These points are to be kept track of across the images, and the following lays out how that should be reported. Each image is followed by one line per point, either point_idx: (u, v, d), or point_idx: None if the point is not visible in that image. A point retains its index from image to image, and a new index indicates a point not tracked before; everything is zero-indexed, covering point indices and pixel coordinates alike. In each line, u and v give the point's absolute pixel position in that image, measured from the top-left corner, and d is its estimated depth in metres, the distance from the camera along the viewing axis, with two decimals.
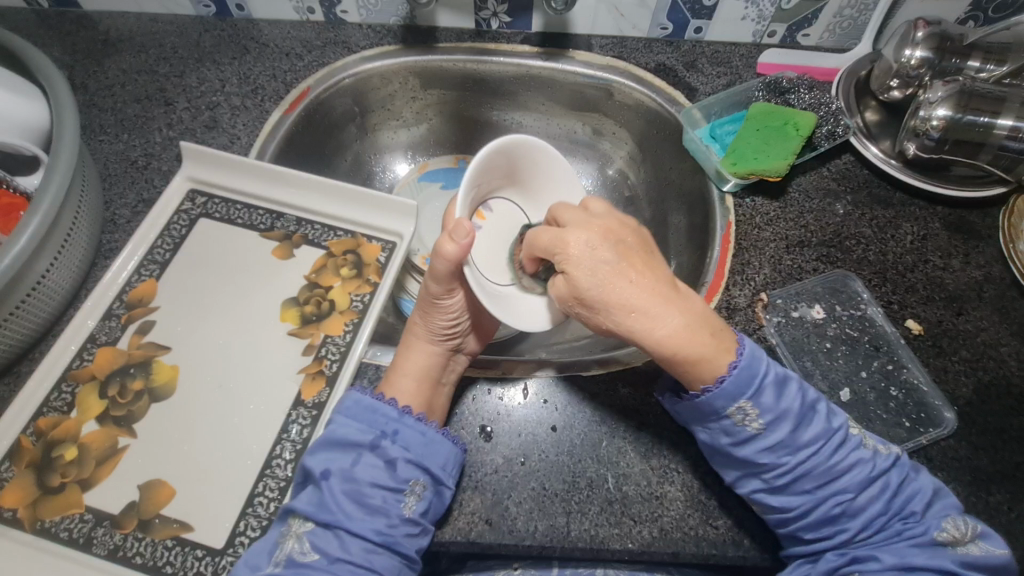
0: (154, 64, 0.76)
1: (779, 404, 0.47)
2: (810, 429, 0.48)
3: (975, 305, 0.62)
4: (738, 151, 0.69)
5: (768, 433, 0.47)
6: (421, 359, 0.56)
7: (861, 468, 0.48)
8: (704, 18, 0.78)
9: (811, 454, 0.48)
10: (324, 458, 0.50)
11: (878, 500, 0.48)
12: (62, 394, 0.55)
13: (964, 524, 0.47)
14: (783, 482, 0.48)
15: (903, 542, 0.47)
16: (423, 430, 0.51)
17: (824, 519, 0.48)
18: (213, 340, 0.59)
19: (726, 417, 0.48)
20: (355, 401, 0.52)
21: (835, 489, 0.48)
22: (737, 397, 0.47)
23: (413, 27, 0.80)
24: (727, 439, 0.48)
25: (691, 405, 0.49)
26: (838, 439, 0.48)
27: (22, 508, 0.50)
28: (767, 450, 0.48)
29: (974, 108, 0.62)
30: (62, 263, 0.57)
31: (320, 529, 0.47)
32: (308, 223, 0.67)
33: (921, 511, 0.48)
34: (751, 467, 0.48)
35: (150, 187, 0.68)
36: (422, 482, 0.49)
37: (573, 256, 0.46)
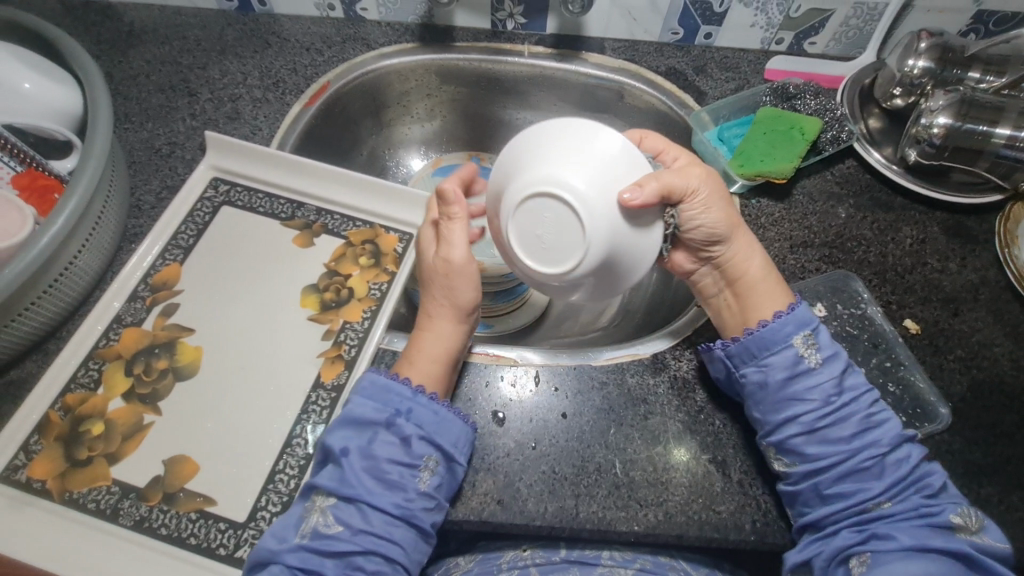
0: (177, 56, 0.78)
1: (832, 346, 0.54)
2: (852, 378, 0.54)
3: (970, 306, 0.65)
4: (746, 154, 0.71)
5: (823, 368, 0.53)
6: (449, 341, 0.56)
7: (892, 425, 0.52)
8: (714, 24, 0.80)
9: (853, 399, 0.52)
10: (342, 436, 0.51)
11: (903, 466, 0.51)
12: (89, 371, 0.57)
13: (972, 515, 0.49)
14: (825, 424, 0.52)
15: (917, 518, 0.49)
16: (435, 409, 0.52)
17: (852, 472, 0.51)
18: (236, 323, 0.61)
19: (791, 347, 0.54)
20: (371, 381, 0.53)
21: (871, 442, 0.51)
22: (802, 330, 0.54)
23: (430, 25, 0.82)
24: (784, 372, 0.53)
25: (755, 337, 0.54)
26: (875, 398, 0.53)
27: (51, 479, 0.52)
28: (817, 389, 0.52)
29: (973, 117, 0.65)
30: (92, 246, 0.59)
31: (343, 504, 0.49)
32: (328, 213, 0.69)
33: (937, 487, 0.50)
34: (800, 405, 0.52)
35: (174, 175, 0.70)
36: (435, 457, 0.51)
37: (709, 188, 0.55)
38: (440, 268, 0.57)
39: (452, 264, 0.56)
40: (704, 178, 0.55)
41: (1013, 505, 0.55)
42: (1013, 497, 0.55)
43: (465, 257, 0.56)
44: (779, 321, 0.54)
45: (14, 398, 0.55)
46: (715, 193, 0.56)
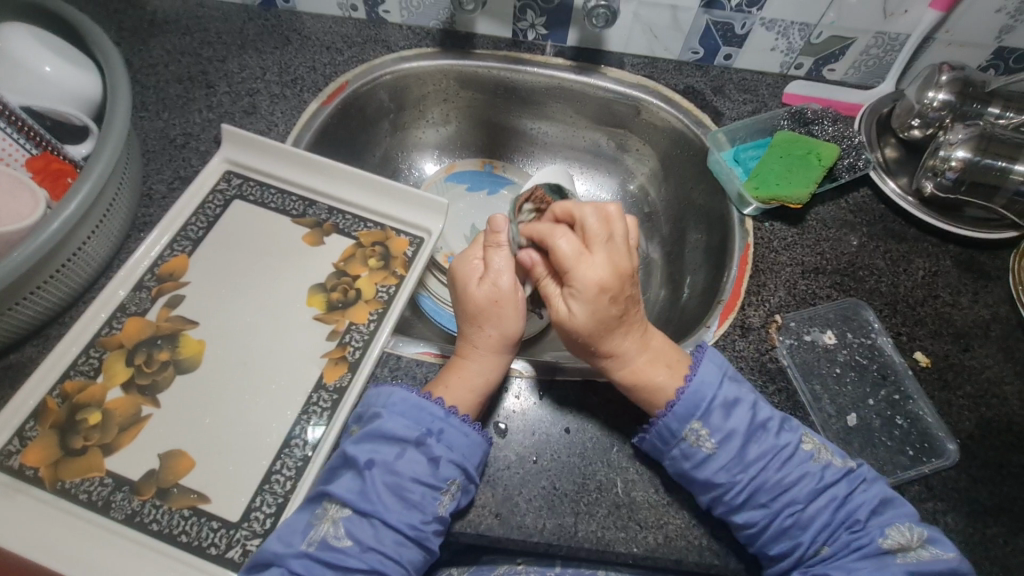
0: (197, 48, 0.78)
1: (725, 426, 0.51)
2: (758, 446, 0.51)
3: (981, 342, 0.64)
4: (761, 176, 0.71)
5: (719, 453, 0.51)
6: (490, 368, 0.55)
7: (809, 479, 0.51)
8: (735, 45, 0.80)
9: (761, 468, 0.51)
10: (368, 447, 0.50)
11: (829, 510, 0.50)
12: (90, 359, 0.56)
13: (910, 531, 0.49)
14: (739, 504, 0.50)
15: (851, 555, 0.49)
16: (467, 431, 0.50)
17: (780, 533, 0.50)
18: (241, 319, 0.61)
19: (682, 440, 0.51)
20: (403, 398, 0.52)
21: (789, 501, 0.50)
22: (689, 420, 0.51)
23: (451, 31, 0.83)
24: (686, 465, 0.51)
25: (653, 433, 0.52)
26: (789, 452, 0.51)
27: (44, 467, 0.51)
28: (722, 472, 0.50)
29: (992, 152, 0.66)
30: (101, 232, 0.59)
31: (356, 516, 0.48)
32: (340, 212, 0.68)
33: (864, 519, 0.50)
34: (711, 488, 0.50)
35: (187, 166, 0.69)
36: (458, 482, 0.49)
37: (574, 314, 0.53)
38: (490, 297, 0.57)
39: (504, 288, 0.57)
40: (578, 299, 0.52)
41: (1019, 547, 0.53)
42: (1019, 539, 0.54)
43: (511, 286, 0.57)
44: (662, 418, 0.52)
45: (12, 383, 0.54)
46: (585, 313, 0.52)
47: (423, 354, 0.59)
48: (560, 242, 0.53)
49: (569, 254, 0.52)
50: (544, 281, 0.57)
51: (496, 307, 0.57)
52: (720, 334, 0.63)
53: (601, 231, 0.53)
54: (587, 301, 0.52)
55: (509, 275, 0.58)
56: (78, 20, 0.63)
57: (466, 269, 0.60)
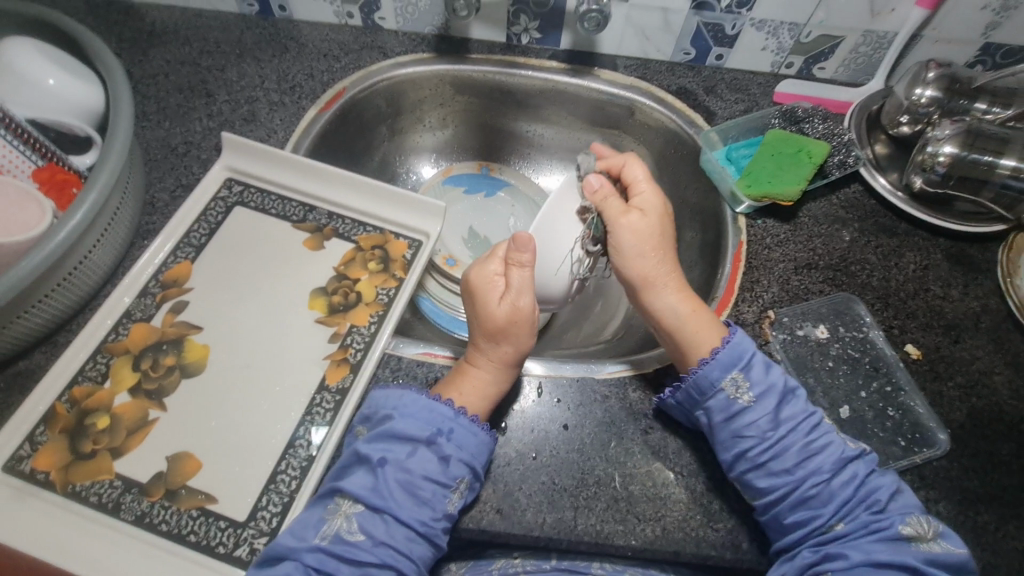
0: (196, 57, 0.80)
1: (765, 381, 0.54)
2: (790, 408, 0.53)
3: (971, 334, 0.65)
4: (754, 174, 0.72)
5: (755, 407, 0.53)
6: (498, 384, 0.56)
7: (833, 449, 0.52)
8: (726, 46, 0.82)
9: (790, 430, 0.52)
10: (380, 446, 0.51)
11: (850, 486, 0.51)
12: (97, 365, 0.57)
13: (926, 522, 0.50)
14: (766, 459, 0.52)
15: (867, 535, 0.49)
16: (475, 431, 0.52)
17: (799, 502, 0.51)
18: (244, 323, 0.62)
19: (720, 391, 0.54)
20: (414, 399, 0.53)
21: (814, 471, 0.51)
22: (730, 370, 0.54)
23: (447, 37, 0.84)
24: (720, 416, 0.53)
25: (692, 382, 0.54)
26: (815, 421, 0.53)
27: (54, 471, 0.52)
28: (755, 427, 0.52)
29: (979, 147, 0.66)
30: (106, 241, 0.60)
31: (368, 512, 0.49)
32: (340, 217, 0.70)
33: (885, 502, 0.50)
34: (741, 443, 0.52)
35: (189, 174, 0.71)
36: (467, 480, 0.50)
37: (648, 219, 0.60)
38: (508, 316, 0.57)
39: (521, 309, 0.56)
40: (652, 207, 0.61)
41: (1010, 533, 0.55)
42: (1010, 525, 0.55)
43: (529, 306, 0.57)
44: (705, 365, 0.54)
45: (21, 389, 0.56)
46: (654, 221, 0.60)
47: (424, 354, 0.60)
48: (630, 171, 0.64)
49: (641, 179, 0.63)
50: (611, 197, 0.60)
51: (512, 325, 0.57)
52: None
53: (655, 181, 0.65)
54: (655, 210, 0.61)
55: (528, 295, 0.57)
56: (83, 36, 0.64)
57: (484, 285, 0.59)
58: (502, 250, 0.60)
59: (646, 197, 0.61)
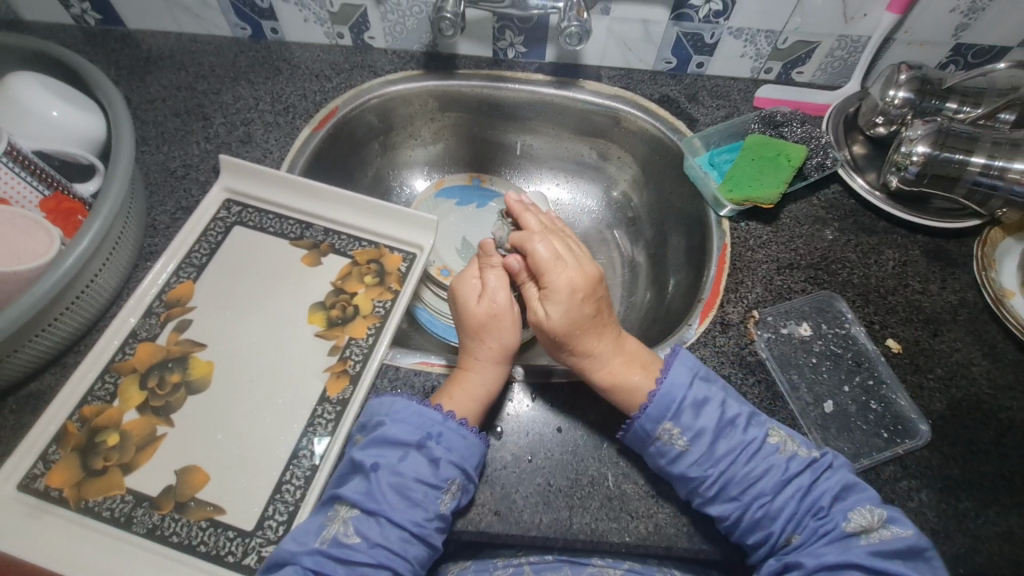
0: (192, 82, 0.82)
1: (695, 424, 0.56)
2: (727, 442, 0.56)
3: (950, 327, 0.67)
4: (735, 179, 0.74)
5: (691, 449, 0.55)
6: (488, 377, 0.58)
7: (774, 472, 0.55)
8: (706, 54, 0.84)
9: (729, 462, 0.55)
10: (373, 452, 0.53)
11: (795, 500, 0.54)
12: (105, 384, 0.59)
13: (870, 513, 0.53)
14: (712, 495, 0.54)
15: (819, 540, 0.54)
16: (464, 434, 0.54)
17: (753, 523, 0.53)
18: (246, 340, 0.64)
19: (656, 439, 0.55)
20: (404, 406, 0.55)
21: (757, 494, 0.54)
22: (661, 420, 0.55)
23: (434, 54, 0.86)
24: (662, 461, 0.55)
25: (630, 434, 0.56)
26: (755, 447, 0.55)
27: (68, 488, 0.54)
28: (695, 467, 0.54)
29: (950, 146, 0.68)
30: (111, 264, 0.62)
31: (363, 516, 0.51)
32: (336, 233, 0.72)
33: (829, 505, 0.53)
34: (688, 483, 0.54)
35: (188, 196, 0.73)
36: (457, 482, 0.52)
37: (550, 306, 0.61)
38: (488, 312, 0.63)
39: (500, 304, 0.63)
40: (554, 290, 0.61)
41: (990, 518, 0.57)
42: (990, 511, 0.57)
43: (507, 300, 0.63)
44: (636, 420, 0.56)
45: (33, 410, 0.58)
46: (558, 304, 0.60)
47: (421, 363, 0.63)
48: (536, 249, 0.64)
49: (543, 260, 0.62)
50: (524, 286, 0.64)
51: (494, 320, 0.62)
52: (701, 332, 0.66)
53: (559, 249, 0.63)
54: (555, 297, 0.60)
55: (505, 290, 0.64)
56: (82, 67, 0.67)
57: (466, 286, 0.65)
58: (476, 259, 0.68)
59: (550, 279, 0.62)
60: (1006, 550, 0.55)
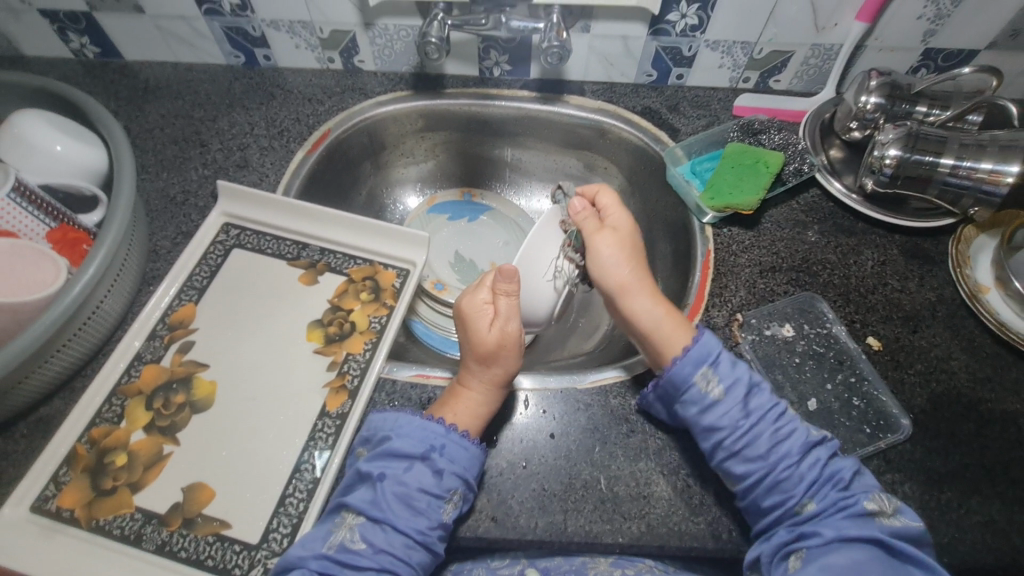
0: (189, 110, 0.85)
1: (733, 375, 0.57)
2: (758, 399, 0.57)
3: (929, 323, 0.70)
4: (716, 186, 0.77)
5: (726, 399, 0.56)
6: (486, 405, 0.59)
7: (799, 435, 0.56)
8: (685, 66, 0.87)
9: (758, 418, 0.56)
10: (380, 463, 0.55)
11: (817, 468, 0.54)
12: (112, 406, 0.61)
13: (886, 499, 0.53)
14: (740, 446, 0.55)
15: (837, 513, 0.53)
16: (467, 446, 0.56)
17: (773, 485, 0.54)
18: (247, 358, 0.66)
19: (692, 385, 0.57)
20: (408, 421, 0.57)
21: (782, 454, 0.55)
22: (700, 366, 0.57)
23: (422, 74, 0.89)
24: (694, 409, 0.57)
25: (666, 381, 0.58)
26: (780, 410, 0.57)
27: (79, 508, 0.56)
28: (727, 417, 0.56)
29: (920, 149, 0.70)
30: (116, 290, 0.65)
31: (369, 523, 0.53)
32: (331, 252, 0.74)
33: (847, 481, 0.54)
34: (716, 434, 0.56)
35: (188, 221, 0.75)
36: (460, 492, 0.54)
37: (616, 235, 0.66)
38: (496, 339, 0.61)
39: (509, 332, 0.62)
40: (622, 223, 0.67)
41: (972, 508, 0.58)
42: (972, 500, 0.59)
43: (516, 330, 0.62)
44: (676, 364, 0.58)
45: (43, 433, 0.60)
46: (621, 236, 0.66)
47: (417, 376, 0.65)
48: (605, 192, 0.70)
49: (614, 200, 0.69)
50: (586, 220, 0.68)
51: (502, 347, 0.61)
52: None
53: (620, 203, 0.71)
54: (622, 230, 0.67)
55: (514, 319, 0.62)
56: (83, 101, 0.70)
57: (476, 312, 0.63)
58: (489, 278, 0.65)
59: (618, 216, 0.68)
60: (988, 538, 0.57)
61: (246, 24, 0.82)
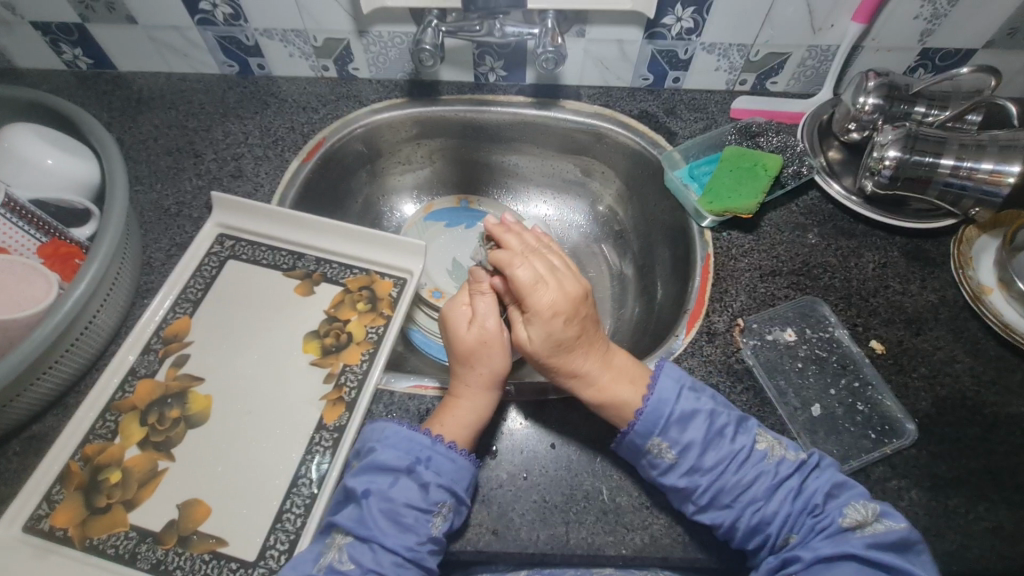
0: (183, 120, 0.84)
1: (684, 437, 0.56)
2: (715, 453, 0.56)
3: (932, 325, 0.69)
4: (714, 190, 0.76)
5: (680, 462, 0.55)
6: (475, 406, 0.58)
7: (766, 475, 0.55)
8: (681, 70, 0.86)
9: (719, 472, 0.55)
10: (365, 479, 0.54)
11: (789, 501, 0.54)
12: (106, 422, 0.60)
13: (865, 508, 0.53)
14: (705, 504, 0.54)
15: (817, 536, 0.54)
16: (452, 457, 0.55)
17: (750, 529, 0.54)
18: (243, 370, 0.65)
19: (646, 453, 0.56)
20: (395, 431, 0.56)
21: (750, 500, 0.55)
22: (650, 435, 0.56)
23: (417, 81, 0.89)
24: (653, 474, 0.56)
25: (621, 450, 0.57)
26: (744, 456, 0.56)
27: (72, 527, 0.55)
28: (685, 479, 0.55)
29: (920, 150, 0.70)
30: (109, 304, 0.64)
31: (357, 543, 0.52)
32: (327, 262, 0.74)
33: (822, 503, 0.54)
34: (680, 494, 0.55)
35: (182, 233, 0.75)
36: (448, 504, 0.53)
37: (536, 330, 0.59)
38: (477, 339, 0.62)
39: (489, 330, 0.62)
40: (540, 310, 0.59)
41: (980, 514, 0.58)
42: (980, 506, 0.58)
43: (497, 326, 0.63)
44: (623, 440, 0.56)
45: (36, 451, 0.59)
46: (542, 328, 0.59)
47: (415, 387, 0.64)
48: (518, 270, 0.62)
49: (525, 283, 0.60)
50: (510, 309, 0.63)
51: (484, 347, 0.62)
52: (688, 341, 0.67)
53: (538, 273, 0.61)
54: (538, 323, 0.59)
55: (494, 316, 0.63)
56: (74, 114, 0.69)
57: (455, 314, 0.65)
58: (467, 284, 0.67)
59: (536, 303, 0.59)
60: (997, 545, 0.56)
61: (240, 34, 0.81)
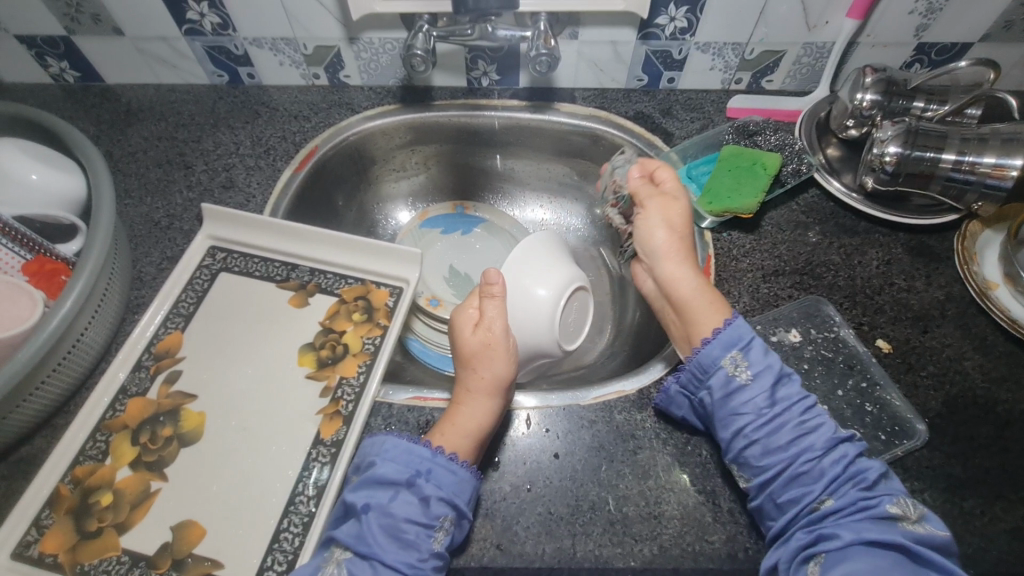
0: (173, 131, 0.83)
1: (763, 362, 0.57)
2: (787, 388, 0.56)
3: (939, 323, 0.68)
4: (714, 191, 0.75)
5: (753, 384, 0.56)
6: (478, 414, 0.57)
7: (825, 429, 0.54)
8: (676, 70, 0.86)
9: (786, 408, 0.55)
10: (364, 493, 0.53)
11: (840, 464, 0.52)
12: (97, 443, 0.59)
13: (911, 506, 0.50)
14: (761, 435, 0.54)
15: (860, 515, 0.50)
16: (453, 469, 0.53)
17: (793, 478, 0.52)
18: (237, 385, 0.64)
19: (721, 368, 0.57)
20: (393, 444, 0.55)
21: (806, 446, 0.53)
22: (731, 348, 0.57)
23: (410, 87, 0.88)
24: (720, 391, 0.56)
25: (694, 363, 0.58)
26: (809, 403, 0.55)
27: (63, 553, 0.53)
28: (750, 403, 0.55)
29: (921, 144, 0.68)
30: (98, 321, 0.62)
31: (357, 559, 0.50)
32: (321, 272, 0.72)
33: (873, 481, 0.52)
34: (736, 422, 0.55)
35: (173, 246, 0.73)
36: (450, 517, 0.51)
37: (676, 206, 0.68)
38: (482, 343, 0.62)
39: (495, 333, 0.62)
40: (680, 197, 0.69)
41: (996, 516, 0.56)
42: (995, 507, 0.57)
43: (503, 329, 0.62)
44: (705, 346, 0.58)
45: (24, 474, 0.57)
46: (674, 210, 0.68)
47: (413, 399, 0.62)
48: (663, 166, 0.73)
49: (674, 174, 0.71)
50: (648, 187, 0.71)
51: (492, 351, 0.61)
52: None
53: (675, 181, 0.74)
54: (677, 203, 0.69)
55: (501, 318, 0.63)
56: (57, 127, 0.68)
57: (462, 316, 0.64)
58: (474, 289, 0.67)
59: (678, 190, 0.70)
60: (1014, 547, 0.55)
61: (228, 43, 0.80)
